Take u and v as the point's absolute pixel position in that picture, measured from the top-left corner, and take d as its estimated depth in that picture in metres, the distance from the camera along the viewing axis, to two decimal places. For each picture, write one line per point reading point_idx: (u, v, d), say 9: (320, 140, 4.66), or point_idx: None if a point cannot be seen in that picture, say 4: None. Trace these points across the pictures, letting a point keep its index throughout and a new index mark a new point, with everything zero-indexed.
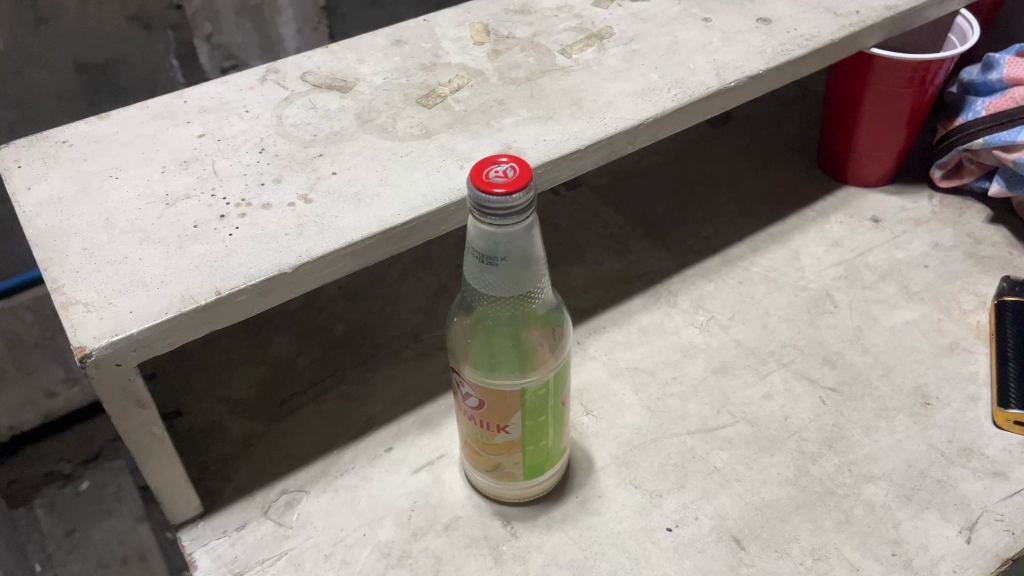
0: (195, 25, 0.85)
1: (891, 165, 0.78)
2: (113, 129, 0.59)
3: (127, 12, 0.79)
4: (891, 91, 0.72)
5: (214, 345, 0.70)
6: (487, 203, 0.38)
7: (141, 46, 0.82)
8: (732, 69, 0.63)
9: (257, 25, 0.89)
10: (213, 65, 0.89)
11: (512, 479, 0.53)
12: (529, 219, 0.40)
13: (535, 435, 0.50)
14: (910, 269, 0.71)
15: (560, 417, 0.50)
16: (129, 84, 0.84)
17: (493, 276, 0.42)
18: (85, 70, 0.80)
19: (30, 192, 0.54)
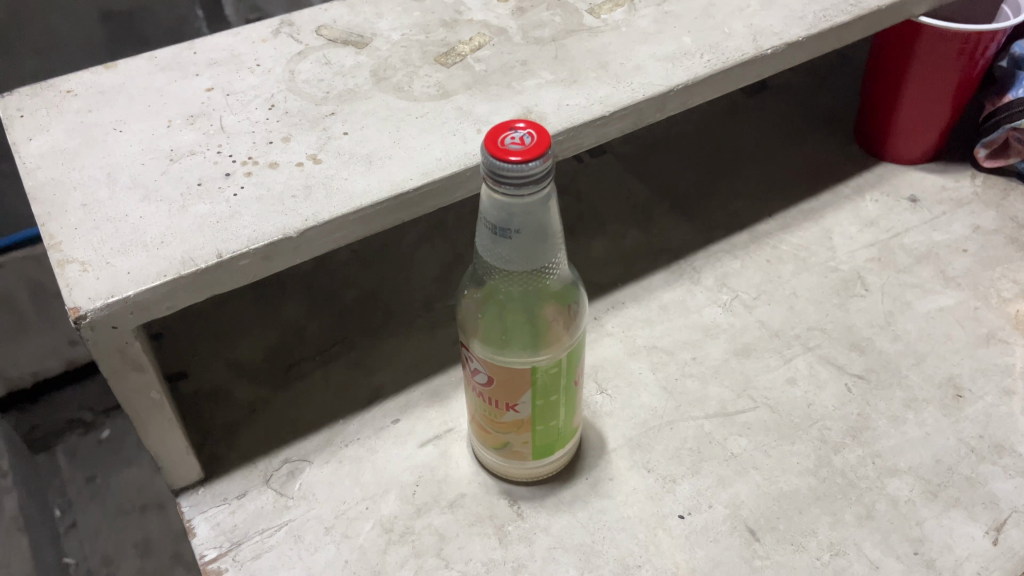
0: None
1: (933, 142, 0.74)
2: (120, 79, 0.57)
3: None
4: (938, 64, 0.68)
5: (223, 306, 0.69)
6: (503, 171, 0.35)
7: None
8: (769, 35, 0.59)
9: None
10: (239, 17, 0.84)
11: (521, 458, 0.51)
12: (546, 188, 0.37)
13: (546, 414, 0.48)
14: (948, 253, 0.67)
15: (573, 396, 0.48)
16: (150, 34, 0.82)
17: (507, 250, 0.40)
18: (109, 19, 0.79)
19: (31, 143, 0.52)
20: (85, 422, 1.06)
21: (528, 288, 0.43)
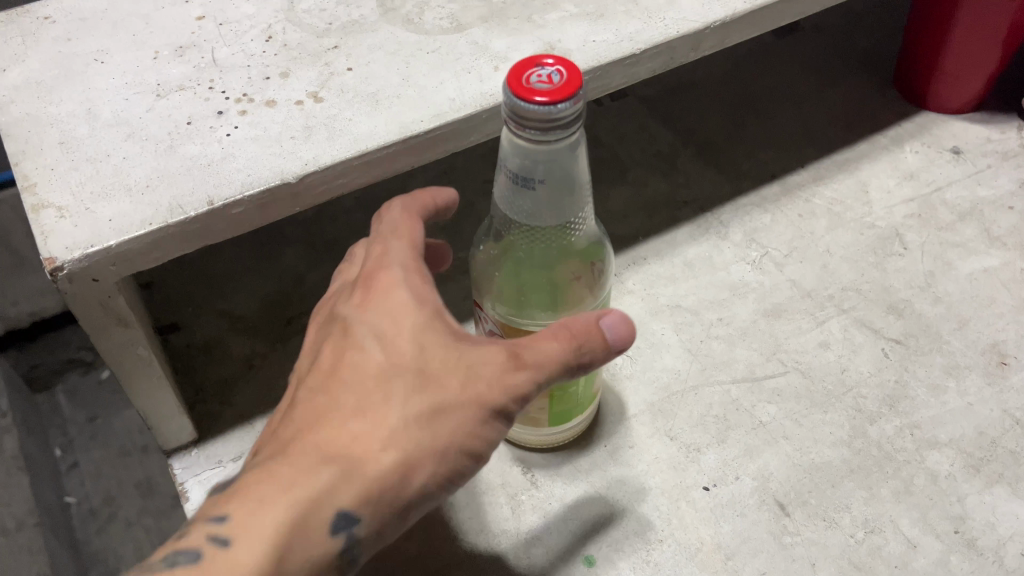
0: None
1: (979, 89, 0.69)
2: (102, 5, 0.52)
3: None
4: (992, 5, 0.62)
5: (218, 254, 0.65)
6: (527, 113, 0.31)
7: None
8: None
9: None
10: None
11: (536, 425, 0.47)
12: (576, 133, 0.33)
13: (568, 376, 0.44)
14: (993, 210, 0.63)
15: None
16: None
17: (533, 205, 0.35)
18: None
19: (4, 74, 0.47)
20: (84, 362, 0.98)
21: (562, 251, 0.39)
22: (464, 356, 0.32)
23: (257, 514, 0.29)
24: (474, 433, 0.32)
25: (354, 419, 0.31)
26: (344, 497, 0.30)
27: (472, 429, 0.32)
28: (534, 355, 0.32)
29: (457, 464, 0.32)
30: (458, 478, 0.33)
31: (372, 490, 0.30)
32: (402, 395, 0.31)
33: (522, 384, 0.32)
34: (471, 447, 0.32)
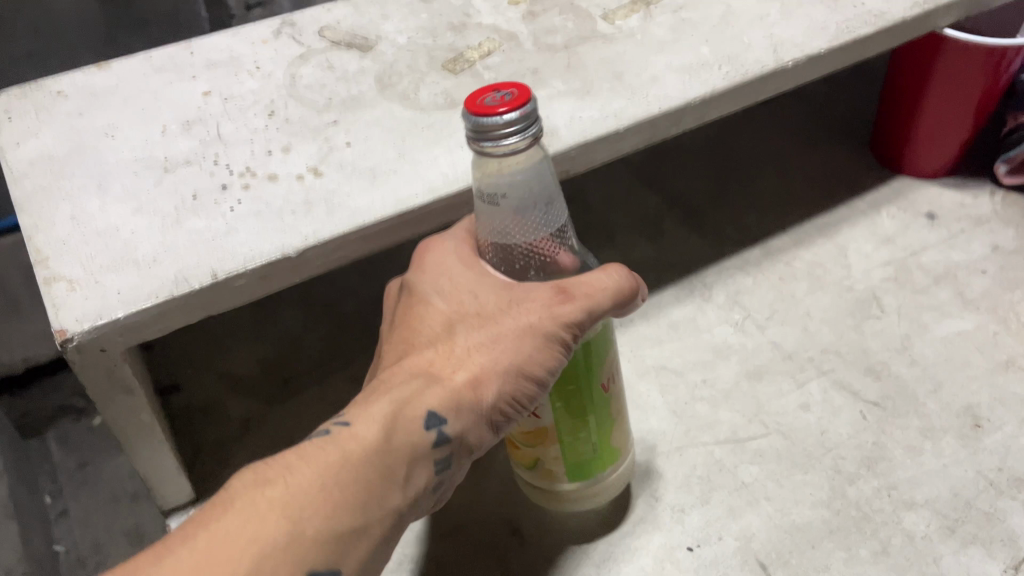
0: None
1: (952, 156, 0.72)
2: (113, 81, 0.54)
3: None
4: (961, 77, 0.66)
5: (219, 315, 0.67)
6: (481, 126, 0.31)
7: None
8: (791, 46, 0.56)
9: None
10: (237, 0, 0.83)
11: (563, 483, 0.45)
12: (541, 142, 0.33)
13: (572, 417, 0.41)
14: (966, 274, 0.66)
15: (601, 386, 0.41)
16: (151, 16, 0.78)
17: (506, 222, 0.36)
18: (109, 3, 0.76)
19: (18, 149, 0.49)
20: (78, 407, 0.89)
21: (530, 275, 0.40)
22: (517, 297, 0.38)
23: (358, 421, 0.35)
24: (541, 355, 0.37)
25: (430, 353, 0.38)
26: (429, 399, 0.36)
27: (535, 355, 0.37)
28: (584, 290, 0.37)
29: (526, 385, 0.38)
30: (528, 407, 0.39)
31: (453, 404, 0.37)
32: (469, 333, 0.38)
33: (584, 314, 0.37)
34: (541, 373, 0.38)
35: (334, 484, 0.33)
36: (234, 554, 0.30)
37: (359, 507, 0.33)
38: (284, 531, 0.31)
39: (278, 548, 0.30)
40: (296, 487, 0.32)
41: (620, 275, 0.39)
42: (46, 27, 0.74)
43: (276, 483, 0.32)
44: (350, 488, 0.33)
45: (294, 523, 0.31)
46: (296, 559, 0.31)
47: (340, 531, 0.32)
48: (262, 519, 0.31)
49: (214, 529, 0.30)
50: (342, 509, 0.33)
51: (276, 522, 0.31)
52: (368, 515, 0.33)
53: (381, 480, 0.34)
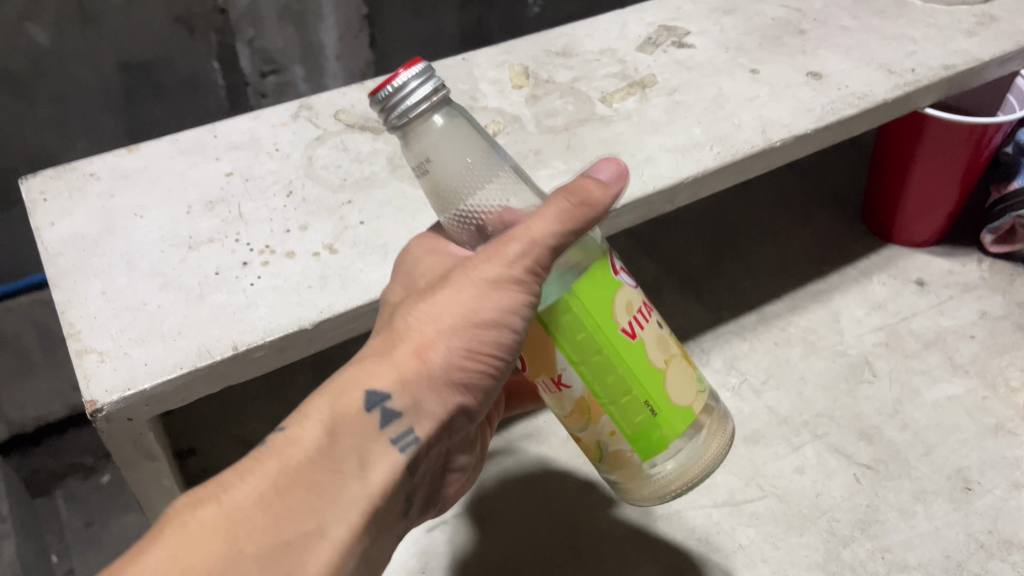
0: (238, 29, 0.74)
1: (940, 225, 0.75)
2: (142, 163, 0.58)
3: (173, 15, 0.70)
4: (945, 152, 0.69)
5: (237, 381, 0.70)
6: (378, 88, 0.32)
7: (185, 49, 0.73)
8: (779, 127, 0.60)
9: (300, 30, 0.77)
10: (253, 70, 0.78)
11: (637, 467, 0.37)
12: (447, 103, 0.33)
13: (598, 363, 0.34)
14: (955, 339, 0.68)
15: (614, 312, 0.34)
16: (168, 86, 0.75)
17: (444, 198, 0.34)
18: (127, 71, 0.72)
19: (53, 228, 0.53)
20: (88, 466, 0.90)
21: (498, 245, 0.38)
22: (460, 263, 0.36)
23: (298, 424, 0.33)
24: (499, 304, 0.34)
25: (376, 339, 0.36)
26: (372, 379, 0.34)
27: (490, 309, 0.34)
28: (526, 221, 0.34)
29: (483, 340, 0.35)
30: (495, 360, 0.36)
31: (398, 376, 0.34)
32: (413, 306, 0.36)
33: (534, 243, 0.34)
34: (500, 324, 0.35)
35: (276, 497, 0.31)
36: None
37: (306, 513, 0.31)
38: (222, 555, 0.29)
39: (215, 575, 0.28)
40: (234, 508, 0.30)
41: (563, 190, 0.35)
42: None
43: (210, 504, 0.30)
44: (297, 496, 0.31)
45: (233, 546, 0.29)
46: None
47: (288, 541, 0.30)
48: (197, 548, 0.29)
49: (145, 564, 0.28)
50: (288, 521, 0.30)
51: (215, 547, 0.29)
52: (325, 522, 0.31)
53: (332, 480, 0.32)
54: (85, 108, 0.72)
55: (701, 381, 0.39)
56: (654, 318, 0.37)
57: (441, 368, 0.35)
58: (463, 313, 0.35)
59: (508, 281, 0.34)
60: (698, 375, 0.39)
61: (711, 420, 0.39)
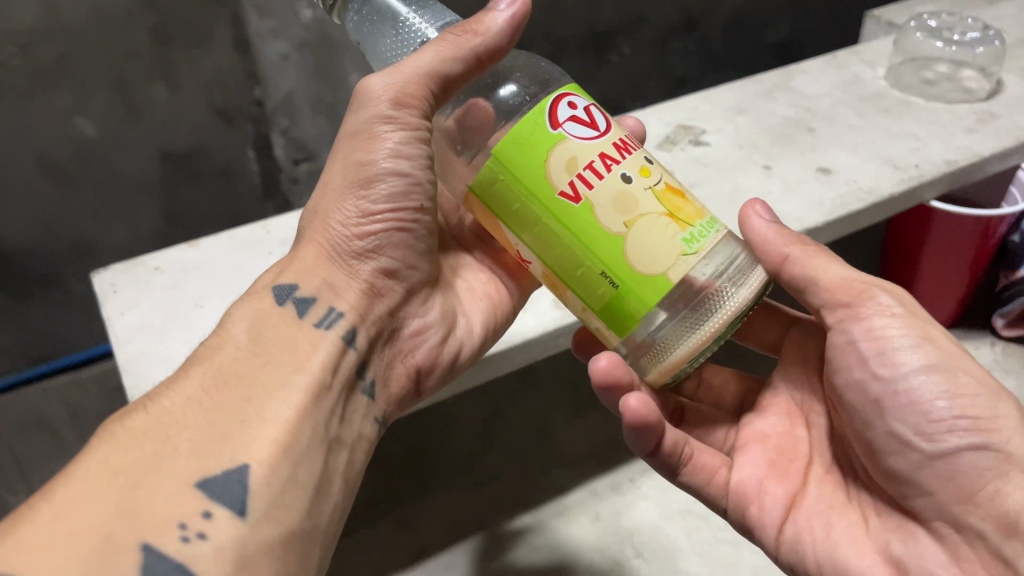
0: (274, 119, 0.88)
1: (952, 309, 0.78)
2: (201, 256, 0.63)
3: (213, 105, 0.84)
4: (953, 242, 0.72)
5: None
6: None
7: (223, 137, 0.87)
8: (791, 221, 0.64)
9: (332, 120, 0.90)
10: (288, 157, 0.92)
11: (627, 341, 0.43)
12: None
13: (542, 228, 0.41)
14: None
15: (546, 175, 0.40)
16: (208, 172, 0.89)
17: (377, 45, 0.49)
18: (168, 158, 0.86)
19: (122, 317, 0.57)
20: None
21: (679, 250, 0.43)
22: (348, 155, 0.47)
23: (225, 330, 0.43)
24: (375, 163, 0.46)
25: (297, 246, 0.48)
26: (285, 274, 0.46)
27: (369, 165, 0.46)
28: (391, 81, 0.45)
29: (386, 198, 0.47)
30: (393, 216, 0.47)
31: (311, 265, 0.46)
32: (322, 207, 0.48)
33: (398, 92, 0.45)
34: (380, 176, 0.46)
35: (204, 396, 0.39)
36: (104, 487, 0.35)
37: (234, 406, 0.39)
38: (159, 446, 0.37)
39: (153, 465, 0.36)
40: (164, 415, 0.38)
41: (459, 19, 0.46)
42: (109, 180, 0.85)
43: (142, 412, 0.39)
44: (227, 392, 0.40)
45: (167, 443, 0.37)
46: (182, 473, 0.36)
47: (222, 431, 0.38)
48: (130, 453, 0.36)
49: (82, 472, 0.35)
50: (222, 414, 0.39)
51: (147, 450, 0.37)
52: (258, 407, 0.40)
53: (259, 372, 0.41)
54: (125, 188, 0.86)
55: (696, 243, 0.41)
56: (625, 171, 0.41)
57: (341, 236, 0.47)
58: (346, 183, 0.47)
59: (373, 139, 0.46)
60: (696, 233, 0.41)
61: (714, 291, 0.42)
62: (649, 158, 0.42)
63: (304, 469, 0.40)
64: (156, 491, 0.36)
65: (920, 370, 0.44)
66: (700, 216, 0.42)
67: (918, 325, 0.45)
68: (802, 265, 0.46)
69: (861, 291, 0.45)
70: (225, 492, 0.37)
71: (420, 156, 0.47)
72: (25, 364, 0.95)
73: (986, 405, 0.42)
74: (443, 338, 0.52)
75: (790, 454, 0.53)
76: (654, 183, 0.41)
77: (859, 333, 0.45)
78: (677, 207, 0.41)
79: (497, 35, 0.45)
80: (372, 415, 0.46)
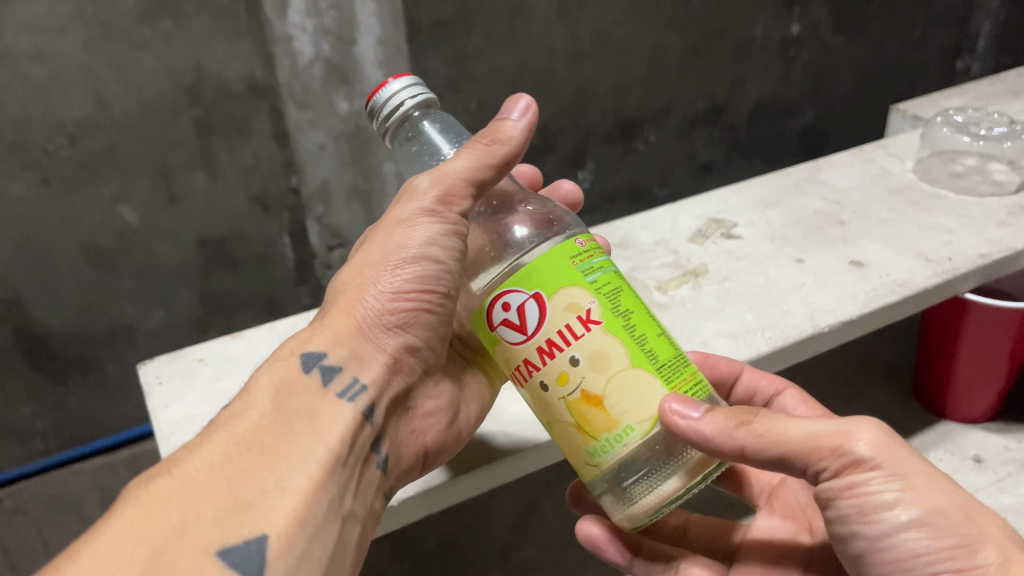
0: (309, 207, 0.91)
1: (992, 403, 0.77)
2: (244, 349, 0.65)
3: (250, 194, 0.87)
4: (989, 335, 0.72)
5: None
6: (369, 105, 0.45)
7: (259, 224, 0.90)
8: (826, 313, 0.64)
9: (367, 209, 0.93)
10: (322, 243, 0.94)
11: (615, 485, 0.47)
12: (416, 115, 0.46)
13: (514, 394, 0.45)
14: (1017, 517, 0.68)
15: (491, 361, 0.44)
16: (244, 257, 0.92)
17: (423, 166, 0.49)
18: (205, 244, 0.89)
19: (166, 409, 0.59)
20: None
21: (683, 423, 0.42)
22: (382, 233, 0.48)
23: (246, 401, 0.42)
24: (411, 244, 0.46)
25: (325, 313, 0.48)
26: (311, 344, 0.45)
27: (404, 247, 0.46)
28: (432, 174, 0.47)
29: (414, 277, 0.46)
30: (419, 296, 0.47)
31: (337, 337, 0.46)
32: (351, 279, 0.48)
33: (436, 178, 0.46)
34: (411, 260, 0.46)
35: (226, 463, 0.38)
36: (127, 555, 0.33)
37: (257, 476, 0.38)
38: (178, 516, 0.36)
39: (172, 537, 0.35)
40: (187, 480, 0.37)
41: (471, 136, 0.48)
42: (149, 265, 0.87)
43: (161, 479, 0.37)
44: (247, 459, 0.39)
45: (191, 510, 0.36)
46: (204, 541, 0.35)
47: (244, 501, 0.37)
48: (154, 520, 0.35)
49: (105, 538, 0.34)
50: (243, 483, 0.37)
51: (171, 517, 0.35)
52: (279, 477, 0.39)
53: (282, 441, 0.40)
54: (163, 275, 0.89)
55: (599, 457, 0.40)
56: (541, 378, 0.41)
57: (372, 311, 0.47)
58: (382, 256, 0.47)
59: (415, 214, 0.46)
60: (599, 448, 0.40)
61: (623, 490, 0.42)
62: (572, 358, 0.40)
63: (320, 542, 0.39)
64: (178, 561, 0.34)
65: (904, 526, 0.39)
66: (612, 428, 0.39)
67: (898, 466, 0.39)
68: (763, 449, 0.40)
69: (834, 454, 0.40)
70: (246, 564, 0.35)
71: (456, 246, 0.47)
72: (59, 446, 0.96)
73: (968, 553, 0.38)
74: (449, 420, 0.52)
75: (790, 562, 0.52)
76: (569, 391, 0.40)
77: (837, 491, 0.40)
78: (585, 419, 0.40)
79: (522, 147, 0.48)
80: (383, 489, 0.46)
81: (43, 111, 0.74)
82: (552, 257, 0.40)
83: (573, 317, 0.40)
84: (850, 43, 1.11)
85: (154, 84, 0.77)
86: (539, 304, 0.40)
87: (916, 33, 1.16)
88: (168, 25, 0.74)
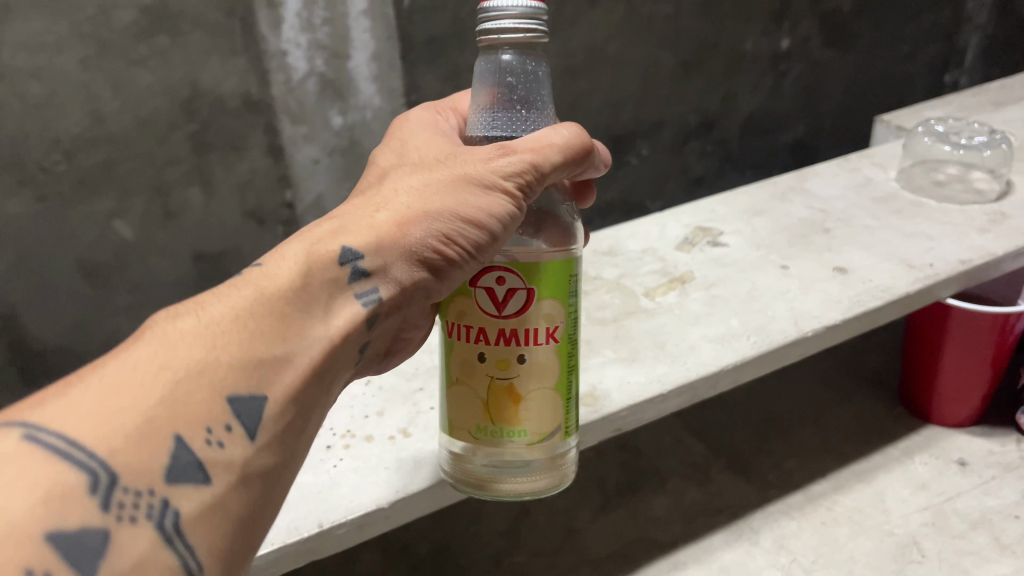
0: (304, 221, 0.92)
1: (976, 407, 0.78)
2: None
3: (245, 208, 0.88)
4: (971, 339, 0.73)
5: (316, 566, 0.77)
6: (485, 5, 0.40)
7: (253, 238, 0.90)
8: (810, 318, 0.65)
9: None
10: None
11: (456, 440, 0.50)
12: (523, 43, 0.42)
13: None
14: (1001, 519, 0.69)
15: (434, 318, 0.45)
16: (239, 273, 0.92)
17: (500, 111, 0.45)
18: (201, 260, 0.89)
19: None
20: None
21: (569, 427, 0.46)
22: (457, 173, 0.43)
23: (277, 266, 0.40)
24: (482, 207, 0.42)
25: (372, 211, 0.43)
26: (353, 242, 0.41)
27: (472, 201, 0.42)
28: (531, 147, 0.43)
29: (465, 242, 0.42)
30: (465, 259, 0.42)
31: (379, 253, 0.42)
32: (408, 196, 0.43)
33: (531, 166, 0.42)
34: (472, 220, 0.42)
35: (249, 318, 0.37)
36: (149, 376, 0.33)
37: (275, 340, 0.38)
38: (201, 357, 0.35)
39: (192, 373, 0.35)
40: (211, 322, 0.37)
41: (570, 132, 0.44)
42: (145, 281, 0.88)
43: (189, 318, 0.37)
44: (267, 322, 0.38)
45: (212, 351, 0.36)
46: (218, 382, 0.35)
47: (259, 360, 0.37)
48: (176, 351, 0.35)
49: (131, 358, 0.34)
50: (260, 341, 0.37)
51: (194, 352, 0.35)
52: (288, 346, 0.38)
53: (300, 315, 0.39)
54: (158, 293, 0.89)
55: (482, 434, 0.43)
56: (483, 351, 0.42)
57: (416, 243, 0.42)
58: (449, 201, 0.42)
59: (497, 188, 0.42)
60: (490, 430, 0.43)
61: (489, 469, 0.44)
62: (521, 355, 0.42)
63: (302, 417, 0.39)
64: (194, 397, 0.34)
65: None
66: (512, 424, 0.43)
67: None
68: None
69: None
70: (245, 414, 0.36)
71: (510, 229, 0.43)
72: None
73: None
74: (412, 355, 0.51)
75: None
76: (502, 376, 0.42)
77: None
78: (497, 406, 0.43)
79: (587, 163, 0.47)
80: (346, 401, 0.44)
81: (40, 127, 0.75)
82: (560, 269, 0.42)
83: (543, 324, 0.42)
84: (839, 57, 1.13)
85: (151, 100, 0.78)
86: (527, 298, 0.42)
87: (904, 47, 1.18)
88: (165, 42, 0.76)
